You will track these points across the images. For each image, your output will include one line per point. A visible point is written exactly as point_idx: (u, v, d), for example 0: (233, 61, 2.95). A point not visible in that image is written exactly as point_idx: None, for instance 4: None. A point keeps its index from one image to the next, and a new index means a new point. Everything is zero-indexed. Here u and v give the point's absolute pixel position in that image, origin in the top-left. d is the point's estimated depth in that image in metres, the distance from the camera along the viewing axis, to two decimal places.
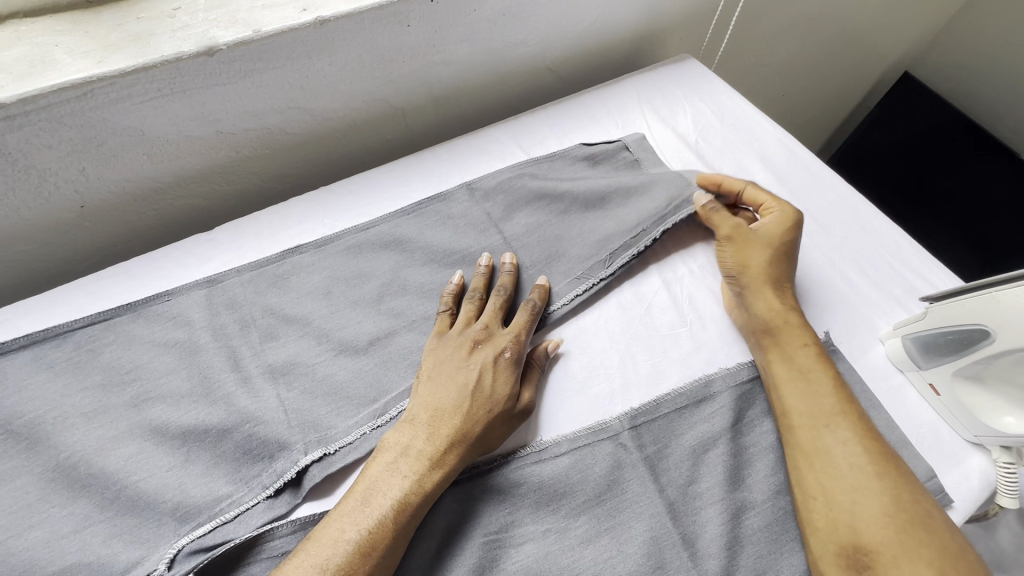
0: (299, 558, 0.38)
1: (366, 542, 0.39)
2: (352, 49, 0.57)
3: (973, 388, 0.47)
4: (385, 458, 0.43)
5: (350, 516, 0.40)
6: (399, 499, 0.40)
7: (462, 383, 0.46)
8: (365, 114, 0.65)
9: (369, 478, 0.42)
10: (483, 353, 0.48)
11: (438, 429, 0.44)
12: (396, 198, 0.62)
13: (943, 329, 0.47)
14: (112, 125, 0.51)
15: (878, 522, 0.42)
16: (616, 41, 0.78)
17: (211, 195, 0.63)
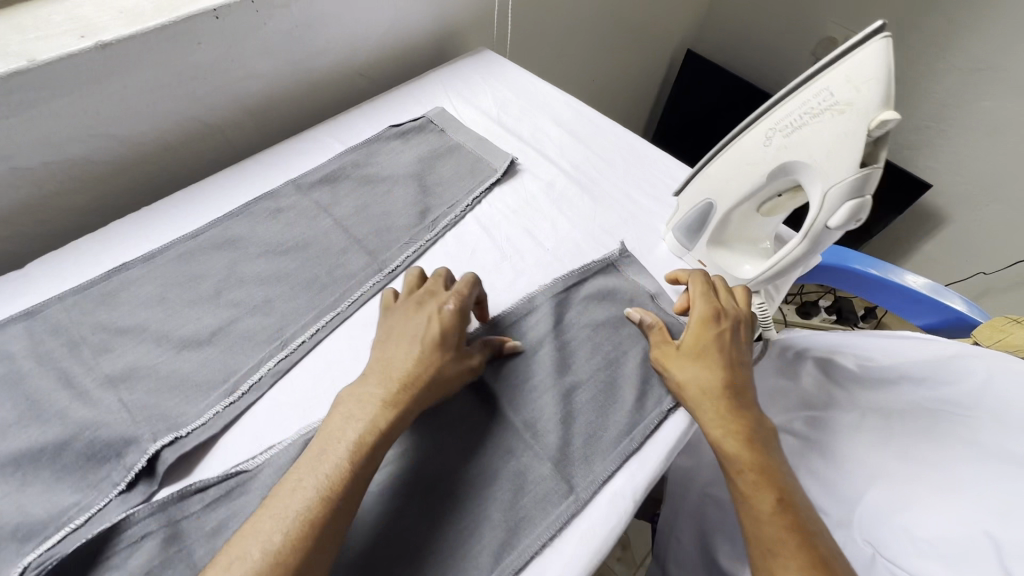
0: (252, 523, 0.39)
1: (326, 486, 0.41)
2: (146, 70, 0.60)
3: (722, 252, 0.60)
4: (347, 402, 0.46)
5: (307, 466, 0.42)
6: (356, 439, 0.43)
7: (418, 334, 0.50)
8: (179, 134, 0.67)
9: (325, 429, 0.44)
10: (428, 309, 0.52)
11: (398, 372, 0.48)
12: (223, 204, 0.65)
13: (685, 213, 0.60)
14: None
15: (773, 531, 0.45)
16: (418, 43, 0.88)
17: (19, 236, 0.61)
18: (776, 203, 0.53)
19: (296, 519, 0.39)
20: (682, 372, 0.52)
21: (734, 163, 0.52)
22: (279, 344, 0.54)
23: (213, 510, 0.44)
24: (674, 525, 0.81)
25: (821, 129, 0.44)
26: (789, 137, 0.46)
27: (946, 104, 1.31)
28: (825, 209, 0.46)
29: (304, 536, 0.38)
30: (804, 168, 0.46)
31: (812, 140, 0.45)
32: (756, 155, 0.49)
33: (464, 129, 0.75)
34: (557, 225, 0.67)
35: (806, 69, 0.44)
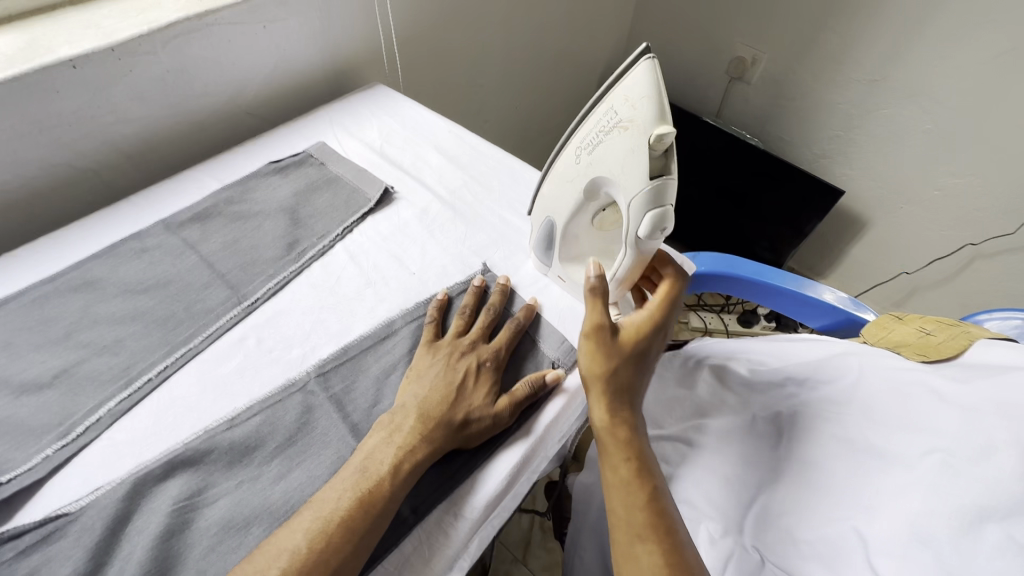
0: (278, 540, 0.42)
1: (349, 512, 0.44)
2: (0, 121, 0.61)
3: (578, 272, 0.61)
4: (372, 444, 0.49)
5: (338, 486, 0.46)
6: (387, 469, 0.47)
7: (447, 379, 0.53)
8: (48, 180, 0.68)
9: (364, 450, 0.48)
10: (468, 359, 0.55)
11: (419, 426, 0.50)
12: (88, 246, 0.65)
13: (538, 238, 0.62)
14: None
15: (639, 516, 0.45)
16: (310, 81, 0.90)
17: None
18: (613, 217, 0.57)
19: (313, 540, 0.42)
20: (586, 362, 0.53)
21: (562, 181, 0.56)
22: (123, 383, 0.53)
23: (26, 556, 0.43)
24: (578, 542, 0.81)
25: (612, 141, 0.48)
26: (593, 153, 0.51)
27: (849, 114, 1.35)
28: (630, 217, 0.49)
29: (320, 562, 0.41)
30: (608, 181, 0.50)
31: (608, 154, 0.49)
32: (575, 172, 0.54)
33: (343, 162, 0.77)
34: (426, 250, 0.68)
35: (598, 91, 0.51)
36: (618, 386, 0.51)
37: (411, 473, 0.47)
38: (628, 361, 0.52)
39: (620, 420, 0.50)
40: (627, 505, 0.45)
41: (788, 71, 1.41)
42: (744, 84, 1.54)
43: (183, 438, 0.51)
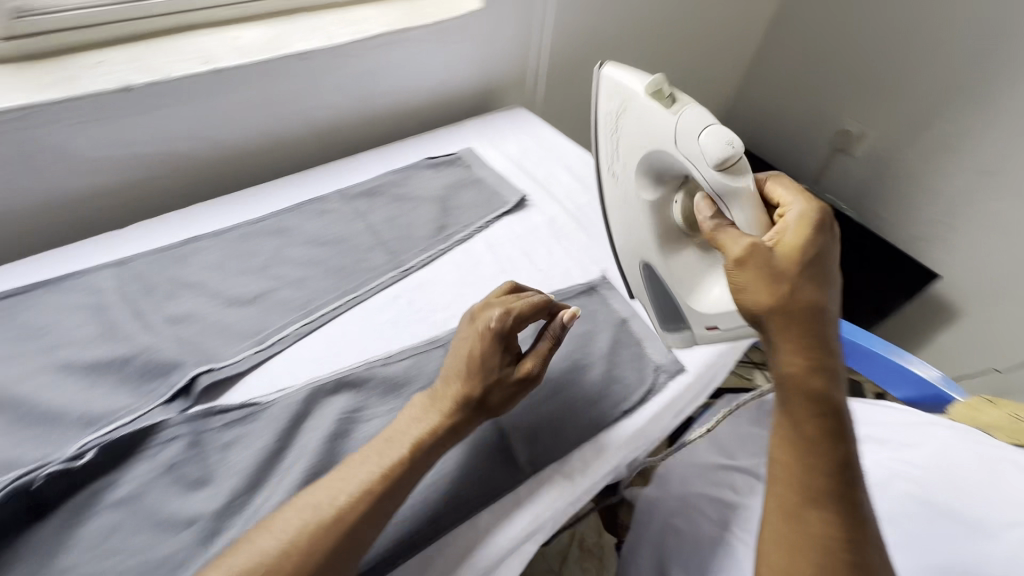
0: (314, 488, 0.46)
1: (381, 473, 0.47)
2: (244, 93, 0.76)
3: (681, 285, 0.63)
4: (396, 425, 0.52)
5: (370, 450, 0.49)
6: (416, 440, 0.50)
7: (463, 350, 0.56)
8: (258, 144, 0.83)
9: (394, 426, 0.52)
10: (478, 325, 0.57)
11: (432, 408, 0.53)
12: (281, 200, 0.79)
13: (646, 287, 0.68)
14: (42, 146, 0.65)
15: (823, 474, 0.46)
16: (464, 96, 1.04)
17: (123, 208, 0.76)
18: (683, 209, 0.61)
19: (347, 498, 0.45)
20: (757, 295, 0.49)
21: (632, 214, 0.64)
22: (304, 312, 0.65)
23: (230, 428, 0.54)
24: (635, 550, 0.85)
25: (629, 118, 0.60)
26: (624, 155, 0.62)
27: (953, 202, 1.36)
28: (681, 156, 0.55)
29: (348, 513, 0.44)
30: (651, 151, 0.58)
31: (633, 134, 0.60)
32: (627, 186, 0.63)
33: (488, 168, 0.89)
34: (552, 252, 0.78)
35: (593, 125, 0.66)
36: (800, 321, 0.48)
37: (404, 460, 0.49)
38: (808, 291, 0.48)
39: (801, 362, 0.48)
40: (805, 463, 0.47)
41: (895, 150, 1.44)
42: (847, 156, 1.57)
43: (346, 364, 0.61)
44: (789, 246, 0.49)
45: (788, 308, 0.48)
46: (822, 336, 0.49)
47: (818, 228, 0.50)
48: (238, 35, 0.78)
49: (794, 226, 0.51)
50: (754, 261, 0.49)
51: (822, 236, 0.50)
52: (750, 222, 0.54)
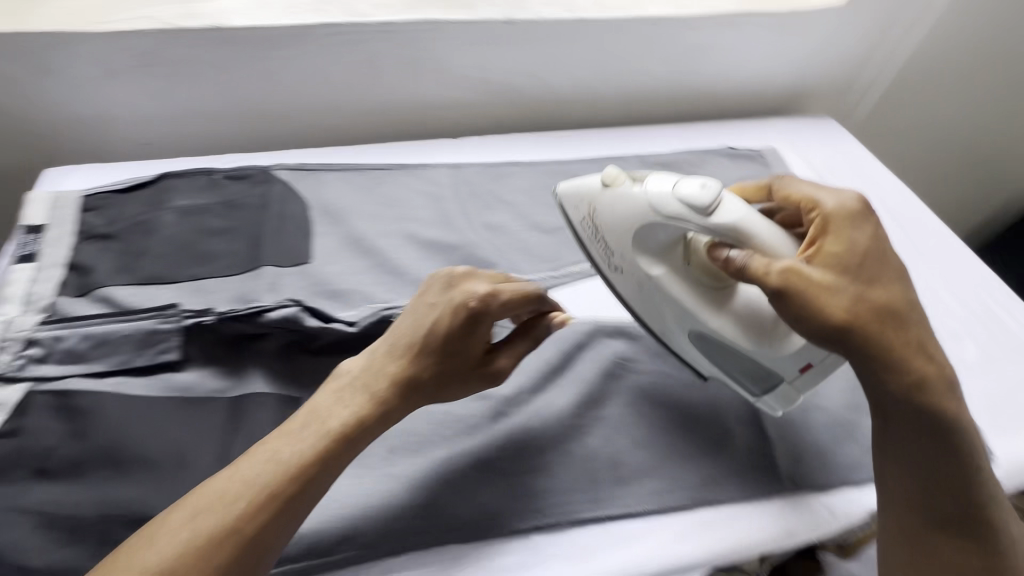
0: (251, 458, 0.42)
1: (297, 466, 0.41)
2: (589, 44, 0.82)
3: (747, 336, 0.50)
4: (321, 400, 0.45)
5: (293, 436, 0.43)
6: (336, 429, 0.43)
7: (426, 321, 0.48)
8: (576, 95, 0.89)
9: (317, 402, 0.45)
10: (456, 297, 0.49)
11: (376, 381, 0.46)
12: (584, 151, 0.84)
13: (704, 356, 0.56)
14: (432, 55, 0.78)
15: (922, 510, 0.46)
16: (773, 94, 0.98)
17: (458, 124, 0.88)
18: (701, 263, 0.52)
19: (267, 487, 0.40)
20: (836, 306, 0.42)
21: (665, 300, 0.54)
22: None
23: None
24: None
25: (605, 219, 0.54)
26: (620, 250, 0.55)
27: None
28: (687, 211, 0.48)
29: (264, 509, 0.40)
30: (665, 224, 0.51)
31: (614, 232, 0.54)
32: (637, 273, 0.54)
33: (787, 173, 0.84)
34: None
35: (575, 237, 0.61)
36: (868, 332, 0.42)
37: (344, 437, 0.43)
38: (870, 295, 0.43)
39: (903, 376, 0.43)
40: (922, 504, 0.45)
41: None
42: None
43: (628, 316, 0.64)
44: (830, 251, 0.45)
45: (855, 324, 0.42)
46: (924, 344, 0.44)
47: (858, 221, 0.46)
48: None
49: (836, 227, 0.46)
50: (797, 283, 0.43)
51: (847, 238, 0.45)
52: (784, 245, 0.47)
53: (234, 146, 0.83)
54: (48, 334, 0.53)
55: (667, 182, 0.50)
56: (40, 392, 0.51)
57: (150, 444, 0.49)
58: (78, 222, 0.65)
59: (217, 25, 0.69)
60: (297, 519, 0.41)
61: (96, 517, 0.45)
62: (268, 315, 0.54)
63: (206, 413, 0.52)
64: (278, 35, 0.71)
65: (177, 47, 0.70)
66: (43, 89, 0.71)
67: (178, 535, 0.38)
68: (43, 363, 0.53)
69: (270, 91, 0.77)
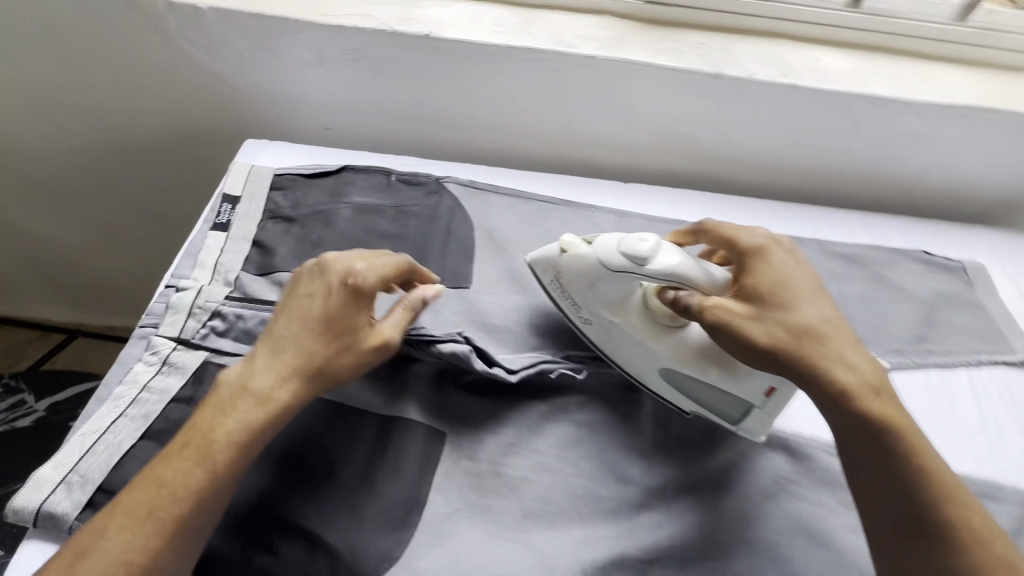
0: (140, 486, 0.40)
1: (182, 485, 0.40)
2: (793, 112, 0.75)
3: (715, 371, 0.52)
4: (197, 419, 0.43)
5: (178, 460, 0.41)
6: (225, 441, 0.42)
7: (309, 313, 0.47)
8: (759, 161, 0.82)
9: (198, 422, 0.43)
10: (326, 283, 0.47)
11: (254, 385, 0.44)
12: (758, 224, 0.78)
13: (687, 399, 0.55)
14: (624, 95, 0.75)
15: None
16: (986, 200, 0.86)
17: (626, 166, 0.84)
18: (659, 309, 0.54)
19: (154, 515, 0.39)
20: (758, 329, 0.48)
21: (640, 353, 0.55)
22: None
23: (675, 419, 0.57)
24: None
25: (569, 275, 0.57)
26: (593, 308, 0.57)
27: None
28: (629, 263, 0.52)
29: (153, 536, 0.39)
30: (616, 277, 0.54)
31: (581, 288, 0.57)
32: (609, 326, 0.56)
33: (993, 298, 0.73)
34: None
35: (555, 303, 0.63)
36: (789, 356, 0.47)
37: (232, 450, 0.42)
38: (776, 317, 0.48)
39: (818, 384, 0.46)
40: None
41: None
42: None
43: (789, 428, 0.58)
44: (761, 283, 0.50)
45: (778, 349, 0.47)
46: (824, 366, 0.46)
47: (788, 261, 0.52)
48: (820, 56, 0.75)
49: (758, 265, 0.52)
50: (721, 315, 0.49)
51: (774, 271, 0.51)
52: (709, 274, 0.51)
53: (405, 147, 0.84)
54: (232, 309, 0.56)
55: (614, 236, 0.53)
56: (216, 365, 0.54)
57: (303, 445, 0.50)
58: (266, 200, 0.68)
59: (429, 33, 0.70)
60: (195, 540, 0.41)
61: (250, 509, 0.47)
62: (440, 347, 0.55)
63: (357, 426, 0.52)
64: (482, 51, 0.71)
65: (386, 47, 0.71)
66: (258, 65, 0.76)
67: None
68: (223, 337, 0.55)
69: (455, 102, 0.77)
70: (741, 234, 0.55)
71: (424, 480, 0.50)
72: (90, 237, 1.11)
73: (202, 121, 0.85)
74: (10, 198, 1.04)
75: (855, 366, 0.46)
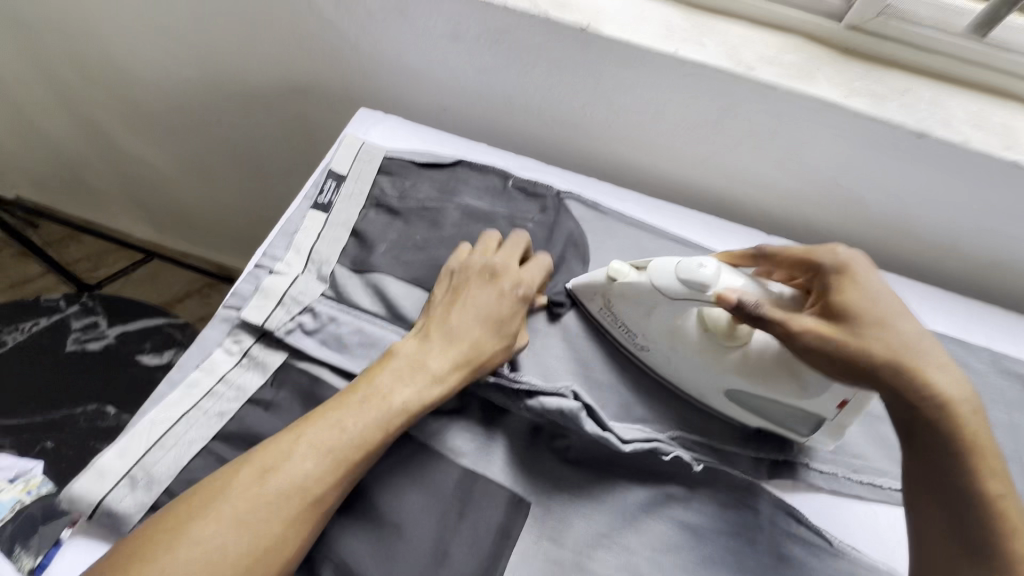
0: (321, 421, 0.42)
1: (361, 441, 0.42)
2: (1003, 194, 0.61)
3: (781, 385, 0.48)
4: (379, 378, 0.45)
5: (356, 411, 0.43)
6: (400, 407, 0.44)
7: (484, 310, 0.50)
8: (935, 237, 0.68)
9: (376, 378, 0.45)
10: (502, 285, 0.51)
11: (431, 363, 0.46)
12: (919, 315, 0.65)
13: (748, 411, 0.51)
14: (795, 136, 0.63)
15: None
16: None
17: (768, 212, 0.73)
18: (719, 330, 0.49)
19: (331, 459, 0.41)
20: (853, 348, 0.42)
21: (693, 368, 0.51)
22: None
23: (799, 546, 0.47)
24: None
25: (618, 300, 0.53)
26: (640, 330, 0.53)
27: None
28: (687, 290, 0.48)
29: (329, 475, 0.40)
30: (673, 302, 0.50)
31: (634, 312, 0.53)
32: (659, 346, 0.53)
33: None
34: None
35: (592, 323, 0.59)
36: (880, 375, 0.41)
37: (404, 418, 0.44)
38: (871, 338, 0.42)
39: (916, 400, 0.41)
40: None
41: None
42: None
43: None
44: (843, 301, 0.44)
45: (870, 366, 0.42)
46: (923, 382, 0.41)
47: (881, 280, 0.45)
48: None
49: (850, 280, 0.45)
50: (805, 339, 0.44)
51: (863, 289, 0.44)
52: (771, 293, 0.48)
53: (522, 145, 0.76)
54: (326, 309, 0.52)
55: (670, 261, 0.49)
56: (297, 369, 0.50)
57: (376, 484, 0.45)
58: (373, 184, 0.62)
59: (586, 25, 0.60)
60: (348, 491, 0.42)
61: (313, 549, 0.43)
62: (543, 400, 0.48)
63: (436, 474, 0.47)
64: (643, 57, 0.61)
65: (533, 34, 0.62)
66: (387, 29, 0.68)
67: (221, 515, 0.37)
68: (309, 336, 0.51)
69: (593, 108, 0.68)
70: (818, 254, 0.48)
71: (501, 554, 0.44)
72: (183, 169, 1.10)
73: (314, 78, 0.79)
74: (116, 119, 1.04)
75: (950, 391, 0.41)
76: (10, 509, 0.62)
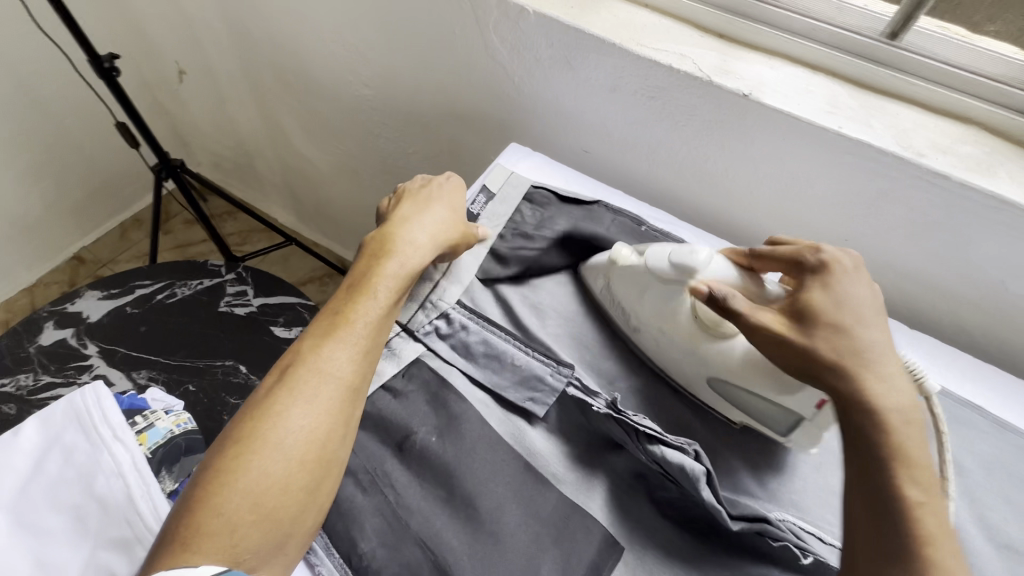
0: (330, 318, 0.50)
1: (372, 317, 0.51)
2: None
3: (765, 384, 0.50)
4: (360, 272, 0.54)
5: (358, 301, 0.51)
6: (390, 284, 0.53)
7: (434, 203, 0.61)
8: None
9: (357, 275, 0.54)
10: (437, 191, 0.64)
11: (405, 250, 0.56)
12: None
13: (729, 404, 0.53)
14: (961, 229, 0.59)
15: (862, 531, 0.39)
16: None
17: (914, 303, 0.68)
18: (706, 317, 0.52)
19: (351, 337, 0.49)
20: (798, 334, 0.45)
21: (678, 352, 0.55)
22: None
23: None
24: None
25: (617, 280, 0.58)
26: (633, 310, 0.57)
27: None
28: (678, 273, 0.53)
29: (355, 350, 0.49)
30: (666, 285, 0.55)
31: (630, 294, 0.57)
32: (649, 330, 0.56)
33: None
34: None
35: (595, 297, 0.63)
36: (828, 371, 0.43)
37: (392, 291, 0.53)
38: (822, 335, 0.45)
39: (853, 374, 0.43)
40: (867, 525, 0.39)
41: None
42: None
43: None
44: (804, 299, 0.47)
45: (811, 349, 0.44)
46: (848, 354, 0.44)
47: (852, 280, 0.47)
48: None
49: (821, 282, 0.47)
50: (761, 330, 0.46)
51: (830, 291, 0.47)
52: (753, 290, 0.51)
53: (656, 196, 0.78)
54: (459, 317, 0.58)
55: (667, 248, 0.55)
56: (428, 368, 0.55)
57: (481, 492, 0.48)
58: (515, 209, 0.68)
59: (748, 93, 0.61)
60: (373, 364, 0.50)
61: (417, 534, 0.46)
62: (666, 452, 0.46)
63: (537, 497, 0.48)
64: (803, 130, 0.61)
65: (691, 96, 0.65)
66: (551, 75, 0.74)
67: (283, 407, 0.45)
68: (442, 339, 0.57)
69: (737, 170, 0.68)
70: (803, 252, 0.50)
71: None
72: (336, 170, 1.25)
73: (471, 109, 0.88)
74: (294, 121, 1.20)
75: (881, 397, 0.42)
76: (165, 434, 0.71)
